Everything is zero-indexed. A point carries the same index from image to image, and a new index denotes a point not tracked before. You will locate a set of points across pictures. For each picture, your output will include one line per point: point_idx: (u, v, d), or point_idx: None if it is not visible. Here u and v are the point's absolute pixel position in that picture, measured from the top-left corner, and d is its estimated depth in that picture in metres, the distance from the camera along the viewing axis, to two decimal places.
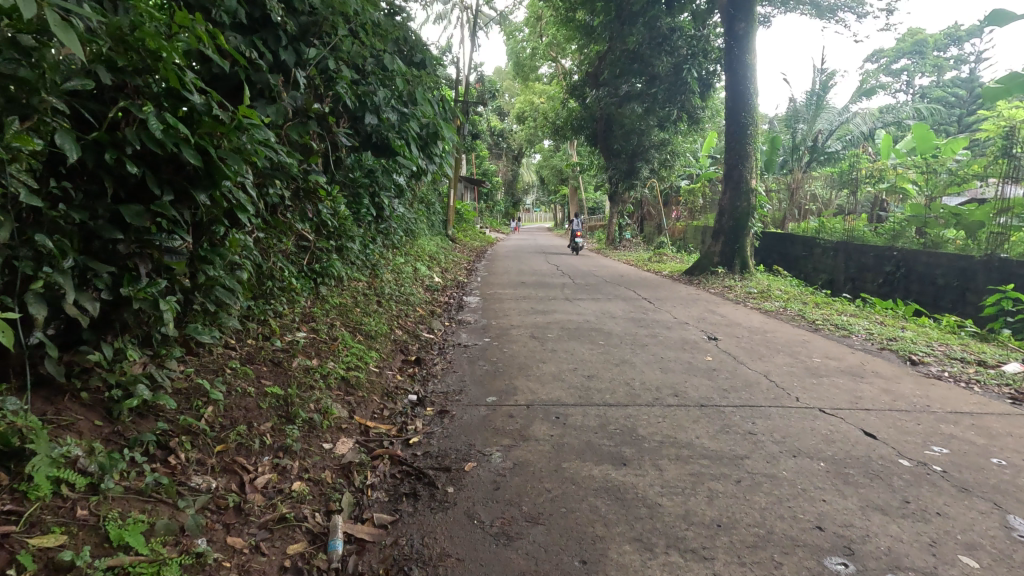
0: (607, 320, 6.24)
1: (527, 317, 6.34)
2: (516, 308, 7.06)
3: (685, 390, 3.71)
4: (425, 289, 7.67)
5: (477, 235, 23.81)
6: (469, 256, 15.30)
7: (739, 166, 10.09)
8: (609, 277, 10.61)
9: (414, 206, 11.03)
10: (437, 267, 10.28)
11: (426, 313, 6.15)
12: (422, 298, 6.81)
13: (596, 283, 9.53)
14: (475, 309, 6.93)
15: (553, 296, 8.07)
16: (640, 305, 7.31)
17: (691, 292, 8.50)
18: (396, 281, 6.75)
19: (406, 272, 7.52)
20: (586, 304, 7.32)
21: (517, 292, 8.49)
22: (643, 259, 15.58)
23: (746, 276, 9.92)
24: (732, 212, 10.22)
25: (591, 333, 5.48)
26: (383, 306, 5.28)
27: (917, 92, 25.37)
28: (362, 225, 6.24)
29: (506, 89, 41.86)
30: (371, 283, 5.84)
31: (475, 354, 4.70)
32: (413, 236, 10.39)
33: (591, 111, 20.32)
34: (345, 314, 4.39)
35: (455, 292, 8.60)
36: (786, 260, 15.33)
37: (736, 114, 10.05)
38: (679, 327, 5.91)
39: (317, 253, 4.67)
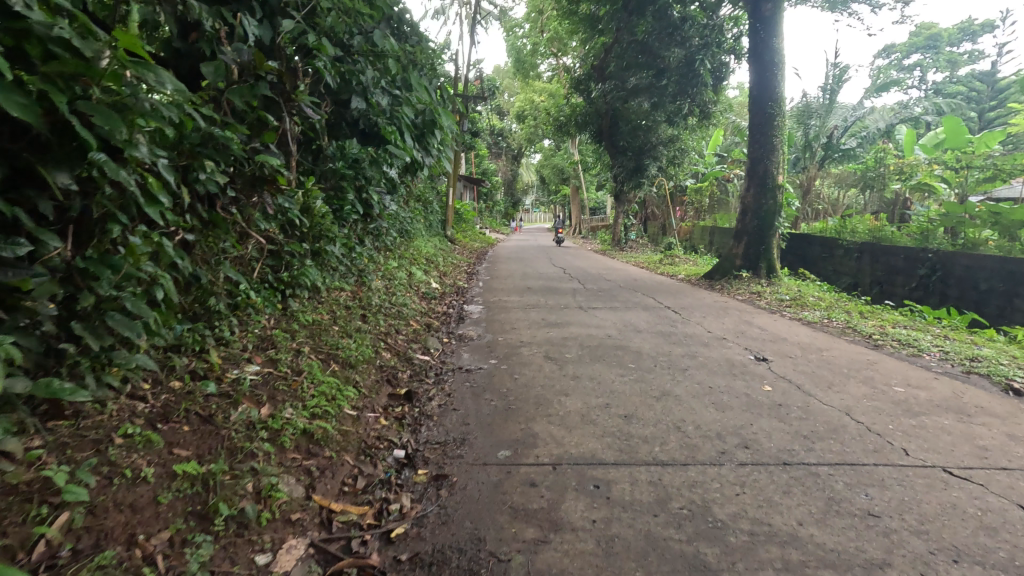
0: (632, 334, 5.39)
1: (539, 331, 5.47)
2: (525, 318, 6.19)
3: (755, 438, 2.85)
4: (421, 296, 6.79)
5: (476, 235, 22.95)
6: (468, 259, 14.39)
7: (765, 160, 9.23)
8: (621, 281, 9.74)
9: (409, 205, 10.12)
10: (435, 271, 9.39)
11: (422, 327, 5.28)
12: (417, 308, 5.95)
13: (610, 289, 8.67)
14: (478, 321, 6.04)
15: (565, 304, 7.21)
16: (664, 315, 6.44)
17: (718, 300, 7.63)
18: (387, 290, 5.88)
19: (399, 278, 6.65)
20: (604, 314, 6.46)
21: (525, 299, 7.62)
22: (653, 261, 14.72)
23: (772, 280, 9.07)
24: (756, 210, 9.38)
25: (618, 353, 4.62)
26: (369, 323, 4.41)
27: (931, 87, 24.45)
28: (347, 226, 5.36)
29: (506, 87, 40.91)
30: (356, 294, 4.97)
31: (480, 383, 3.82)
32: (409, 237, 9.50)
33: (596, 106, 19.45)
34: (319, 336, 3.51)
35: (455, 299, 7.73)
36: (805, 263, 14.45)
37: (762, 104, 9.20)
38: (718, 343, 5.05)
39: (285, 258, 3.81)
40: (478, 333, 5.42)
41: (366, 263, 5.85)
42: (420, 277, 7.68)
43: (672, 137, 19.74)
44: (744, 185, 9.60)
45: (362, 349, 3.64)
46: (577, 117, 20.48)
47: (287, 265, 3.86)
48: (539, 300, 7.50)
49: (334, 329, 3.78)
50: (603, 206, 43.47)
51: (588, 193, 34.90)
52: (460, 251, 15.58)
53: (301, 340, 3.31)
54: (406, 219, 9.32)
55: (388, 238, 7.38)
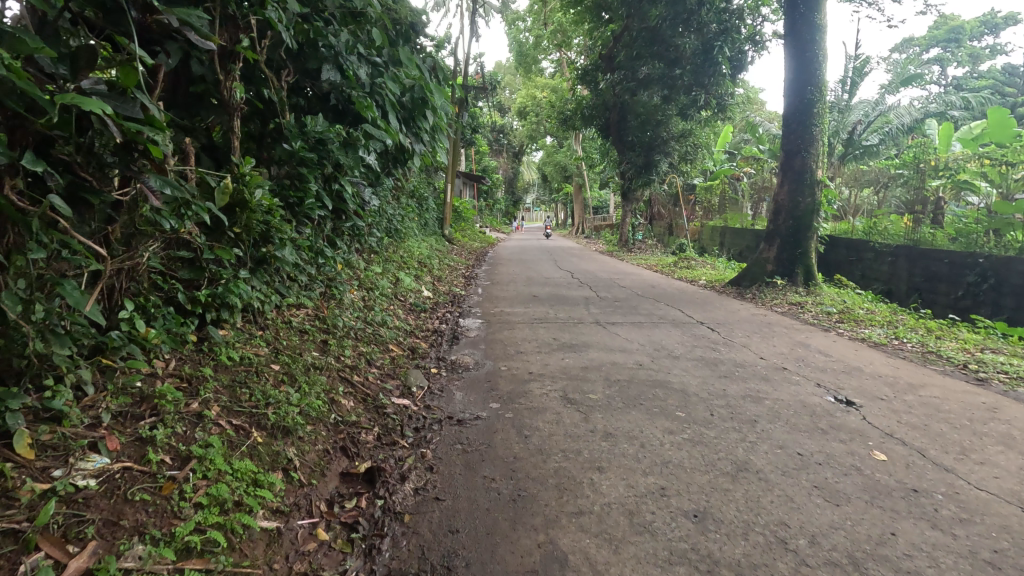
0: (668, 361, 4.30)
1: (551, 357, 4.39)
2: (532, 337, 5.09)
3: (915, 570, 1.79)
4: (408, 308, 5.70)
5: (476, 235, 21.88)
6: (466, 260, 13.30)
7: (802, 152, 8.17)
8: (638, 288, 8.66)
9: (397, 201, 9.01)
10: (426, 274, 8.29)
11: (405, 353, 4.19)
12: (401, 325, 4.86)
13: (627, 298, 7.58)
14: (475, 341, 4.94)
15: (579, 317, 6.12)
16: (698, 333, 5.36)
17: (755, 313, 6.54)
18: (364, 304, 4.78)
19: (384, 287, 5.55)
20: (627, 332, 5.37)
21: (531, 310, 6.55)
22: (667, 264, 13.64)
23: (809, 288, 8.01)
24: (791, 209, 8.32)
25: (657, 391, 3.56)
26: (328, 355, 3.31)
27: (952, 82, 23.26)
28: (311, 225, 4.27)
29: (506, 84, 39.83)
30: (318, 314, 3.87)
31: (476, 446, 2.73)
32: (398, 238, 8.44)
33: (603, 98, 18.36)
34: (243, 386, 2.42)
35: (449, 309, 6.65)
36: (829, 267, 13.36)
37: (800, 90, 8.15)
38: (779, 376, 3.97)
39: (203, 269, 2.73)
40: (475, 359, 4.33)
41: (338, 272, 4.77)
42: (409, 284, 6.60)
43: (684, 131, 18.68)
44: (777, 181, 8.55)
45: (309, 401, 2.55)
46: (584, 110, 19.39)
47: (206, 279, 2.79)
48: (548, 312, 6.42)
49: (272, 370, 2.70)
50: (606, 205, 42.37)
51: (591, 191, 33.77)
52: (457, 252, 14.46)
53: (210, 397, 2.21)
54: (394, 213, 8.24)
55: (368, 238, 6.30)
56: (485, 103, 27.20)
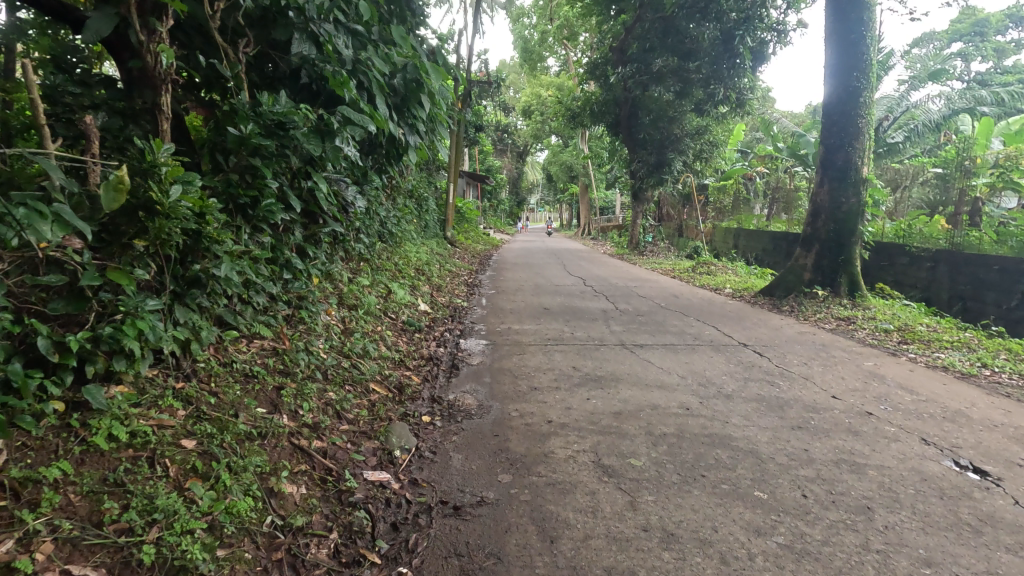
0: (719, 404, 3.42)
1: (572, 398, 3.50)
2: (547, 367, 4.21)
3: None
4: (399, 329, 4.82)
5: (480, 237, 20.98)
6: (469, 265, 12.44)
7: (846, 147, 7.28)
8: (660, 298, 7.77)
9: (392, 202, 8.15)
10: (423, 283, 7.40)
11: (390, 395, 3.31)
12: (388, 353, 3.98)
13: (650, 312, 6.68)
14: (477, 372, 4.06)
15: (600, 338, 5.24)
16: (744, 360, 4.47)
17: (802, 332, 5.65)
18: (344, 329, 3.90)
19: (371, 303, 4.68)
20: (660, 358, 4.49)
21: (543, 328, 5.66)
22: (683, 269, 12.74)
23: (855, 300, 7.13)
24: (832, 211, 7.43)
25: (719, 456, 2.67)
26: (280, 412, 2.44)
27: (976, 77, 22.23)
28: (273, 232, 3.40)
29: (510, 83, 38.93)
30: (277, 348, 2.99)
31: (484, 565, 1.84)
32: (392, 243, 7.57)
33: (614, 92, 17.44)
34: (117, 491, 1.56)
35: (449, 325, 5.78)
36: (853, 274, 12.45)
37: (844, 77, 7.27)
38: (870, 428, 3.09)
39: (82, 306, 1.88)
40: (479, 400, 3.45)
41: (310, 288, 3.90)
42: (404, 297, 5.73)
43: (698, 127, 17.80)
44: (814, 180, 7.70)
45: (227, 505, 1.70)
46: (593, 106, 18.51)
47: (93, 313, 1.94)
48: (563, 330, 5.52)
49: (182, 450, 1.84)
50: (613, 206, 41.50)
51: (598, 192, 32.90)
52: (460, 255, 13.61)
53: (39, 528, 1.36)
54: (387, 215, 7.37)
55: (353, 245, 5.42)
56: (490, 101, 26.40)
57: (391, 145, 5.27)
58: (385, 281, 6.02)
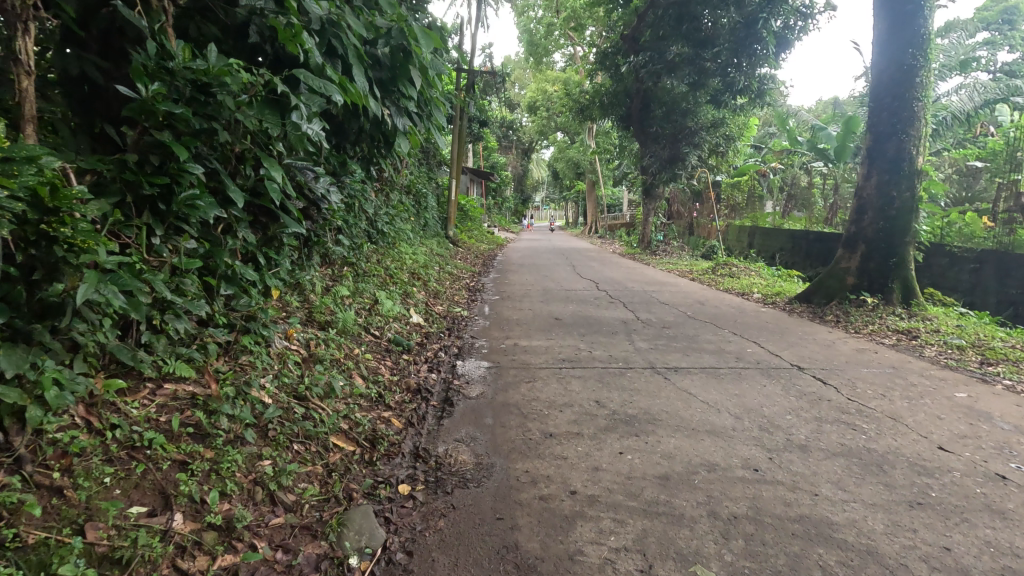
0: (796, 461, 2.57)
1: (600, 452, 2.66)
2: (565, 402, 3.36)
3: None
4: (383, 351, 3.98)
5: (484, 235, 20.15)
6: (472, 266, 11.61)
7: (899, 133, 6.40)
8: (685, 306, 6.92)
9: (384, 200, 7.31)
10: (418, 289, 6.56)
11: (359, 453, 2.49)
12: (365, 387, 3.15)
13: (677, 324, 5.82)
14: (477, 409, 3.23)
15: (624, 359, 4.39)
16: (807, 391, 3.61)
17: (861, 350, 4.78)
18: (307, 358, 3.07)
19: (349, 320, 3.84)
20: (701, 388, 3.64)
21: (555, 344, 4.82)
22: (701, 271, 11.85)
23: (909, 309, 6.24)
24: (881, 207, 6.55)
25: (827, 564, 1.82)
26: (169, 513, 1.63)
27: (1007, 66, 21.05)
28: (200, 236, 2.57)
29: (515, 79, 38.09)
30: (197, 395, 2.17)
31: None
32: (384, 245, 6.74)
33: (625, 83, 16.54)
34: None
35: (445, 340, 4.97)
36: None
37: (897, 54, 6.39)
38: (1019, 505, 2.22)
39: None
40: (479, 456, 2.61)
41: (264, 305, 3.07)
42: (392, 308, 4.89)
43: (715, 120, 16.91)
44: (859, 172, 6.82)
45: None
46: (602, 98, 17.64)
47: None
48: (579, 348, 4.67)
49: None
50: (620, 204, 40.56)
51: (606, 190, 32.04)
52: (462, 256, 12.79)
53: None
54: (378, 213, 6.54)
55: (331, 248, 4.59)
56: (494, 96, 25.60)
57: (376, 129, 4.44)
58: (372, 290, 5.19)
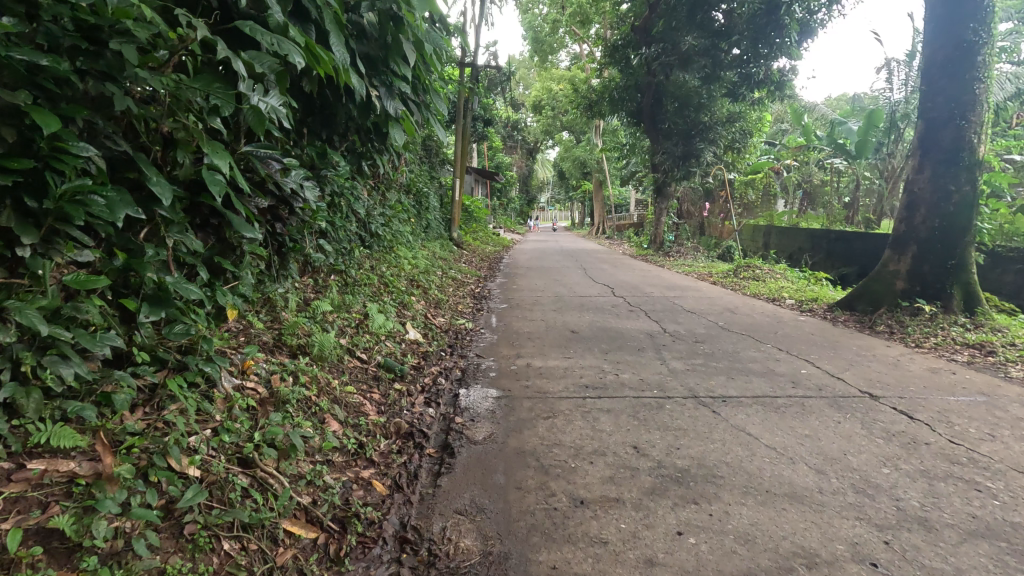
0: (926, 549, 1.87)
1: (652, 534, 1.96)
2: (594, 450, 2.66)
3: None
4: (371, 379, 3.30)
5: (489, 237, 19.44)
6: (477, 270, 10.92)
7: (956, 119, 5.67)
8: (715, 315, 6.20)
9: (379, 199, 6.62)
10: (417, 299, 5.86)
11: (323, 544, 1.82)
12: (341, 435, 2.48)
13: (711, 337, 5.11)
14: (485, 461, 2.54)
15: (658, 385, 3.68)
16: (894, 430, 2.90)
17: (935, 370, 4.05)
18: (267, 400, 2.40)
19: (329, 343, 3.17)
20: (761, 428, 2.93)
21: (575, 365, 4.12)
22: (722, 273, 11.11)
23: (970, 319, 5.51)
24: (936, 202, 5.82)
25: None
26: None
27: None
28: (103, 249, 1.92)
29: (519, 78, 37.42)
30: (79, 478, 1.49)
31: None
32: (378, 250, 6.05)
33: (636, 77, 15.83)
34: None
35: (446, 359, 4.28)
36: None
37: (954, 29, 5.66)
38: None
39: None
40: (488, 539, 1.93)
41: (209, 334, 2.41)
42: (386, 324, 4.20)
43: (731, 114, 16.16)
44: (909, 164, 6.09)
45: None
46: (611, 93, 16.92)
47: None
48: (603, 371, 3.97)
49: None
50: (628, 203, 39.86)
51: (613, 189, 31.32)
52: (467, 259, 12.11)
53: None
54: (372, 213, 5.85)
55: (311, 254, 3.92)
56: (499, 94, 24.96)
57: (362, 115, 3.76)
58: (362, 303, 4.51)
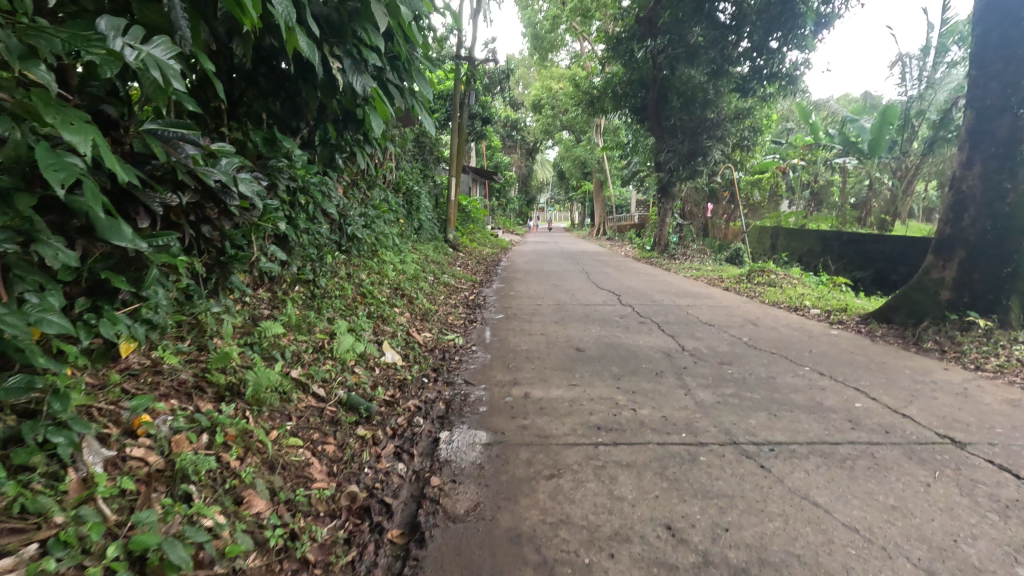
0: None
1: None
2: (614, 534, 1.97)
3: None
4: (326, 424, 2.60)
5: (487, 238, 18.74)
6: (473, 274, 10.23)
7: (1014, 107, 4.98)
8: (736, 329, 5.53)
9: (358, 198, 5.90)
10: (399, 311, 5.15)
11: None
12: (265, 522, 1.79)
13: (738, 358, 4.40)
14: (466, 554, 1.85)
15: (686, 426, 2.98)
16: (1008, 501, 2.20)
17: (1015, 404, 3.37)
18: (158, 475, 1.71)
19: (271, 379, 2.48)
20: (831, 494, 2.23)
21: (583, 398, 3.41)
22: (733, 277, 10.40)
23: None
24: (988, 202, 5.13)
25: None
26: None
27: None
28: None
29: (518, 77, 36.83)
30: None
31: None
32: (353, 256, 5.34)
33: (640, 71, 15.18)
34: None
35: (428, 388, 3.59)
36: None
37: (1012, 5, 4.99)
38: None
39: None
40: None
41: (75, 383, 1.72)
42: (356, 346, 3.50)
43: (739, 110, 15.47)
44: (956, 159, 5.41)
45: None
46: (614, 88, 16.22)
47: None
48: (616, 407, 3.27)
49: None
50: (628, 204, 39.22)
51: (614, 189, 30.63)
52: (462, 262, 11.40)
53: None
54: (348, 213, 5.16)
55: (261, 263, 3.22)
56: (497, 91, 24.29)
57: (327, 96, 3.09)
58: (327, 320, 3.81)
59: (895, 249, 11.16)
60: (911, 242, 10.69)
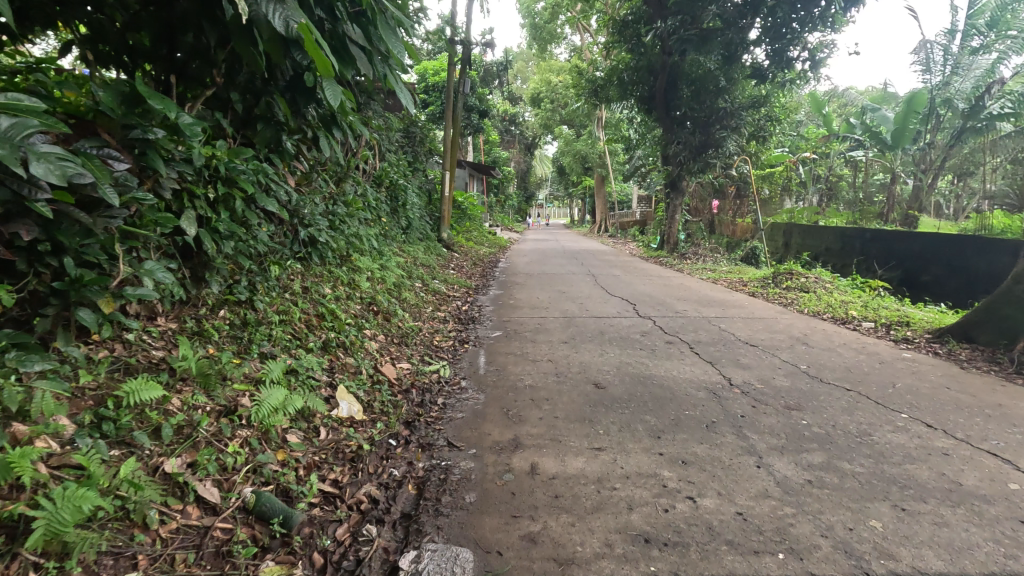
0: None
1: None
2: None
3: None
4: (205, 563, 1.58)
5: (483, 236, 17.65)
6: (467, 279, 9.19)
7: None
8: (786, 352, 4.51)
9: (324, 193, 4.87)
10: (370, 336, 4.10)
11: None
12: None
13: (807, 399, 3.38)
14: None
15: (779, 534, 1.96)
16: None
17: None
18: None
19: (84, 509, 1.40)
20: None
21: (614, 476, 2.39)
22: (757, 280, 9.35)
23: None
24: None
25: None
26: None
27: None
28: None
29: (516, 71, 35.85)
30: None
31: None
32: (310, 265, 4.29)
33: (647, 57, 14.18)
34: None
35: (393, 458, 2.56)
36: (974, 286, 9.07)
37: None
38: None
39: None
40: None
41: None
42: (289, 403, 2.46)
43: (755, 97, 14.39)
44: None
45: None
46: (620, 75, 15.09)
47: None
48: (667, 494, 2.25)
49: None
50: (630, 201, 38.12)
51: (615, 185, 29.52)
52: (456, 264, 10.35)
53: None
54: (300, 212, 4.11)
55: (132, 289, 2.10)
56: (494, 83, 23.24)
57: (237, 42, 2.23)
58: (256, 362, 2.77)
59: (929, 248, 10.07)
60: (947, 241, 9.64)
